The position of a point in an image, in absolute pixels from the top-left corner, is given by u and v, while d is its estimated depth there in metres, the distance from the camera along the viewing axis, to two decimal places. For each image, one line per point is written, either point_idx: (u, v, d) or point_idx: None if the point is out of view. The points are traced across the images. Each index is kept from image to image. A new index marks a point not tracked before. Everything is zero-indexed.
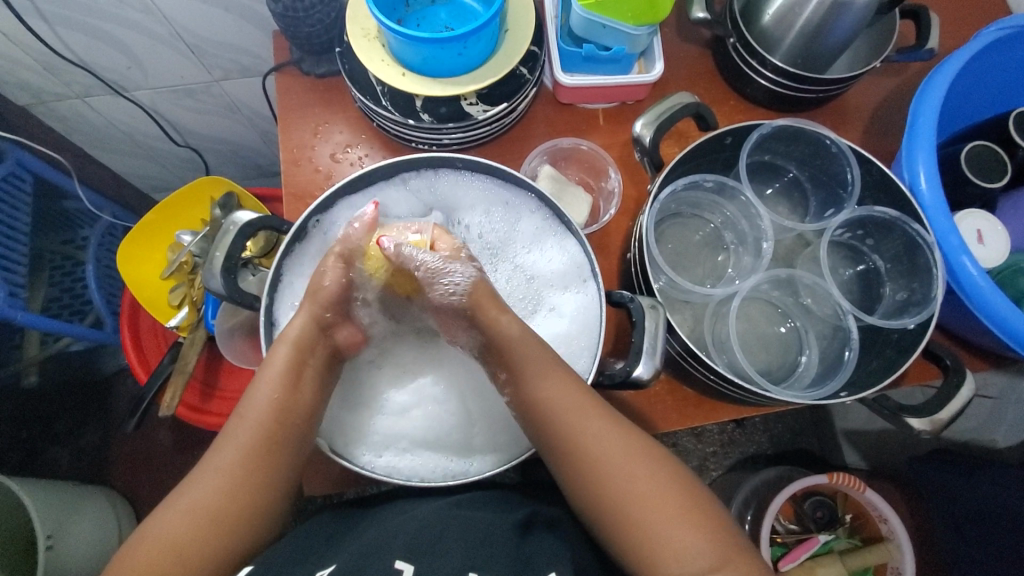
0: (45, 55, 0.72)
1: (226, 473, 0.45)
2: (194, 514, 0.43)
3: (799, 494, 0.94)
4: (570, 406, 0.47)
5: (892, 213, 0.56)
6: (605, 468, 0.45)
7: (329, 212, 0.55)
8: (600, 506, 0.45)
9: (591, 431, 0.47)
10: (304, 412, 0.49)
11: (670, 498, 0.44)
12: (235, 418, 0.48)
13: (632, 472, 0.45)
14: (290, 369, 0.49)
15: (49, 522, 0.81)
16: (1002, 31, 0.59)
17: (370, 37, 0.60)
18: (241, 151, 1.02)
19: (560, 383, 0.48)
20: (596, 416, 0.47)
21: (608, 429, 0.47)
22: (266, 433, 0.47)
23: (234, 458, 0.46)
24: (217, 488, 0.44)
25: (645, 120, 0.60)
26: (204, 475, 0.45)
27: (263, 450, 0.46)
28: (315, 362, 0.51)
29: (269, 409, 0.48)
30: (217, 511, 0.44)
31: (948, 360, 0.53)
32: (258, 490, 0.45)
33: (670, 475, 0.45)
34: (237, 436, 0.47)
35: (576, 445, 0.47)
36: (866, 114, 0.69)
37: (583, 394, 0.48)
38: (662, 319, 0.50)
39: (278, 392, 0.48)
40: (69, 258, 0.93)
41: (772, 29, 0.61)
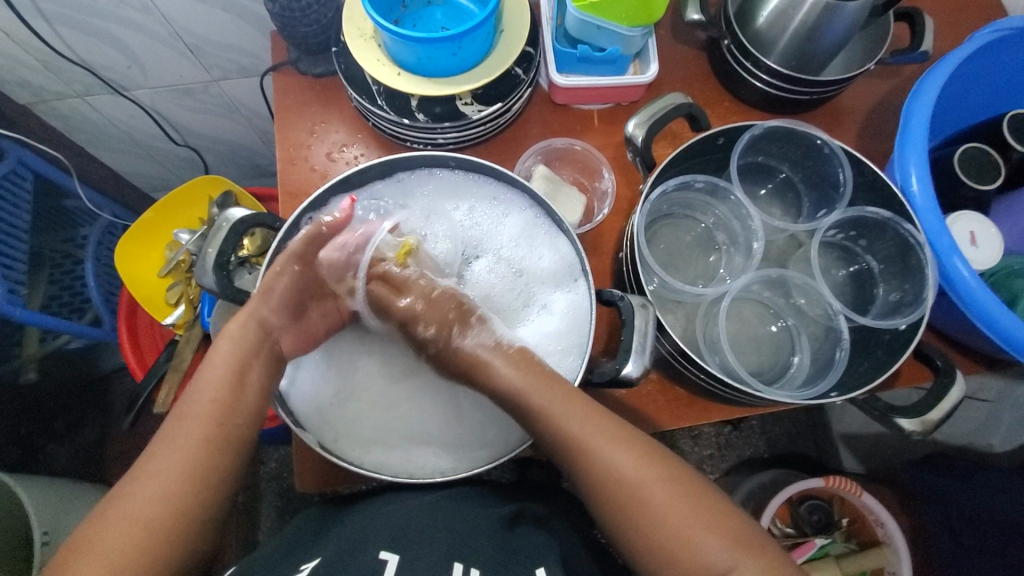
0: (46, 54, 0.72)
1: (165, 475, 0.43)
2: (132, 519, 0.42)
3: (796, 498, 0.93)
4: (571, 415, 0.47)
5: (883, 214, 0.56)
6: (615, 479, 0.45)
7: (321, 210, 0.56)
8: (614, 516, 0.45)
9: (600, 441, 0.46)
10: (249, 408, 0.48)
11: (686, 500, 0.44)
12: (175, 419, 0.46)
13: (644, 478, 0.45)
14: (235, 364, 0.49)
15: (46, 519, 0.80)
16: (996, 33, 0.59)
17: (365, 37, 0.60)
18: (241, 151, 1.02)
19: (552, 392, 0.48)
20: (597, 424, 0.47)
21: (613, 436, 0.47)
22: (209, 432, 0.46)
23: (175, 458, 0.44)
24: (158, 489, 0.43)
25: (637, 120, 0.59)
26: (141, 477, 0.43)
27: (208, 450, 0.45)
28: (260, 361, 0.51)
29: (216, 408, 0.47)
30: (161, 513, 0.42)
31: (939, 362, 0.53)
32: (202, 491, 0.44)
33: (680, 477, 0.45)
34: (177, 436, 0.45)
35: (582, 457, 0.46)
36: (860, 116, 0.69)
37: (580, 401, 0.48)
38: (652, 317, 0.50)
39: (223, 390, 0.48)
40: (69, 257, 0.93)
41: (765, 30, 0.61)
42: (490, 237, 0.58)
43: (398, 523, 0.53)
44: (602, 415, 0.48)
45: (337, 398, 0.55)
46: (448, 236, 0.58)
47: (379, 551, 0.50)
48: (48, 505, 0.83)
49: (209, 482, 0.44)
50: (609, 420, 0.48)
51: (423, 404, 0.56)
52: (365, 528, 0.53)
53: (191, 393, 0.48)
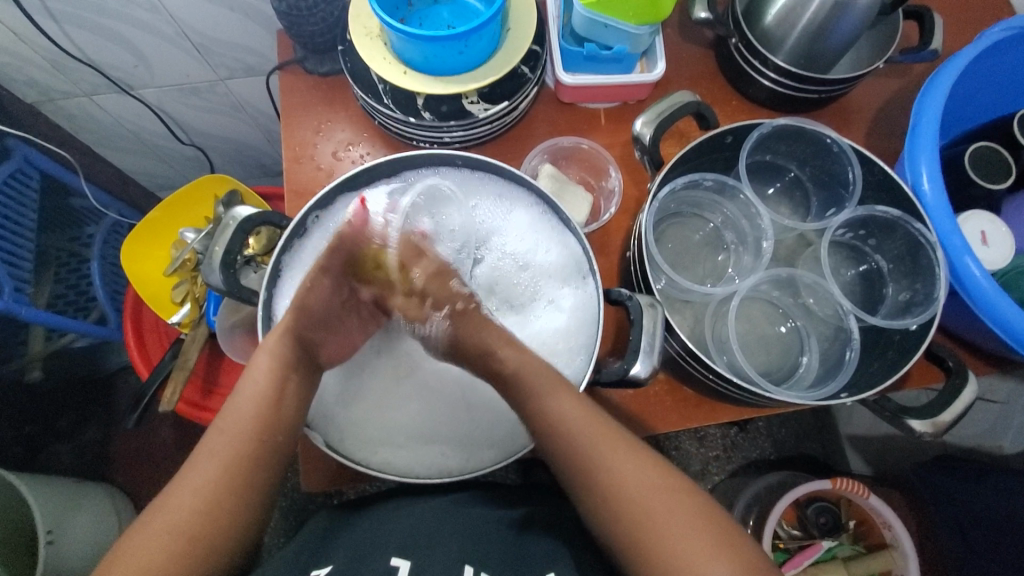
0: (51, 53, 0.72)
1: (201, 488, 0.44)
2: (168, 534, 0.42)
3: (803, 499, 0.92)
4: (576, 423, 0.47)
5: (893, 213, 0.56)
6: (622, 491, 0.45)
7: (328, 208, 0.56)
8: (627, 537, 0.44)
9: (609, 452, 0.46)
10: (285, 421, 0.48)
11: (698, 519, 0.43)
12: (212, 431, 0.47)
13: (659, 494, 0.45)
14: (270, 375, 0.48)
15: (49, 518, 0.81)
16: (1008, 31, 0.59)
17: (372, 35, 0.60)
18: (246, 150, 1.02)
19: (575, 404, 0.48)
20: (602, 435, 0.47)
21: (621, 449, 0.47)
22: (244, 446, 0.46)
23: (211, 474, 0.44)
24: (192, 502, 0.43)
25: (644, 119, 0.59)
26: (178, 490, 0.44)
27: (245, 463, 0.45)
28: (298, 375, 0.49)
29: (254, 424, 0.47)
30: (192, 531, 0.42)
31: (950, 363, 0.53)
32: (237, 505, 0.44)
33: (688, 496, 0.45)
34: (213, 450, 0.45)
35: (590, 469, 0.46)
36: (870, 115, 0.69)
37: (593, 411, 0.48)
38: (660, 317, 0.49)
39: (261, 402, 0.47)
40: (75, 256, 0.94)
41: (774, 29, 0.60)
42: (497, 234, 0.57)
43: (407, 529, 0.52)
44: (609, 427, 0.48)
45: (337, 401, 0.54)
46: (461, 235, 0.58)
47: (390, 558, 0.49)
48: (51, 503, 0.83)
49: (246, 495, 0.45)
50: (613, 432, 0.48)
51: (429, 407, 0.55)
52: (374, 535, 0.52)
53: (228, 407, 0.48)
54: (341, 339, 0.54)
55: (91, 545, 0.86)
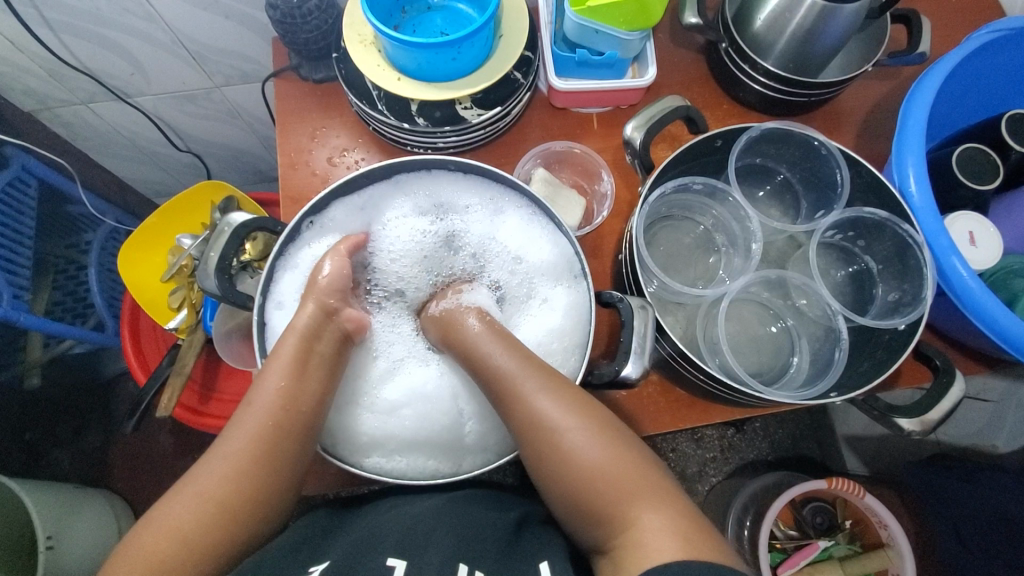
0: (49, 62, 0.73)
1: (235, 461, 0.47)
2: (202, 500, 0.45)
3: (799, 499, 0.94)
4: (529, 383, 0.48)
5: (881, 214, 0.56)
6: (574, 458, 0.46)
7: (323, 213, 0.56)
8: (562, 490, 0.47)
9: (561, 418, 0.47)
10: (312, 404, 0.50)
11: (630, 472, 0.45)
12: (244, 406, 0.50)
13: (598, 451, 0.46)
14: (297, 360, 0.51)
15: (50, 524, 0.82)
16: (994, 34, 0.59)
17: (366, 43, 0.61)
18: (243, 156, 1.03)
19: (537, 378, 0.49)
20: (553, 392, 0.48)
21: (575, 415, 0.47)
22: (274, 423, 0.48)
23: (243, 448, 0.47)
24: (228, 471, 0.46)
25: (634, 124, 0.60)
26: (213, 461, 0.47)
27: (276, 442, 0.48)
28: (322, 350, 0.53)
29: (284, 403, 0.49)
30: (225, 498, 0.46)
31: (937, 360, 0.53)
32: (268, 473, 0.47)
33: (625, 451, 0.46)
34: (244, 424, 0.49)
35: (548, 436, 0.47)
36: (859, 118, 0.69)
37: (556, 380, 0.49)
38: (651, 319, 0.50)
39: (286, 383, 0.50)
40: (73, 263, 0.95)
41: (763, 33, 0.61)
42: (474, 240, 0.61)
43: (404, 528, 0.53)
44: (573, 390, 0.49)
45: (333, 404, 0.55)
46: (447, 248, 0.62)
47: (386, 558, 0.50)
48: (50, 510, 0.84)
49: (276, 471, 0.48)
50: (572, 390, 0.49)
51: (424, 404, 0.55)
52: (374, 532, 0.53)
53: (258, 380, 0.51)
54: (353, 322, 0.56)
55: (89, 550, 0.86)
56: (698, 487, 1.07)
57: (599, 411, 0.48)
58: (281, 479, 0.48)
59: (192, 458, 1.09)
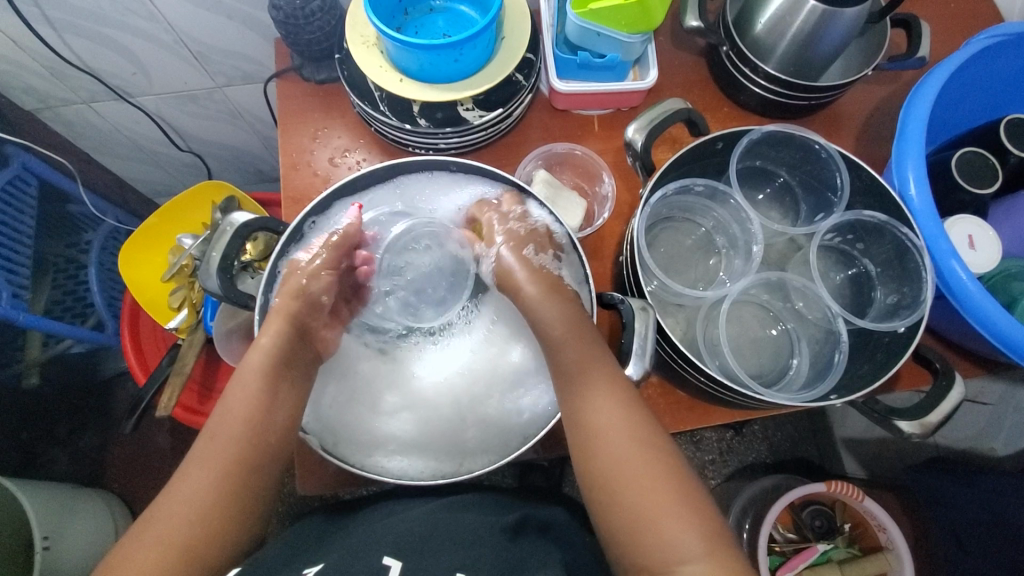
0: (52, 61, 0.73)
1: (197, 499, 0.45)
2: (164, 542, 0.44)
3: (798, 502, 0.93)
4: (585, 388, 0.49)
5: (880, 217, 0.57)
6: (615, 471, 0.46)
7: (324, 213, 0.56)
8: (598, 496, 0.47)
9: (612, 431, 0.47)
10: (278, 432, 0.49)
11: (668, 500, 0.45)
12: (205, 438, 0.49)
13: (633, 457, 0.46)
14: (264, 390, 0.50)
15: (47, 524, 0.82)
16: (993, 39, 0.60)
17: (368, 44, 0.61)
18: (244, 157, 1.03)
19: (598, 388, 0.49)
20: (608, 400, 0.48)
21: (626, 433, 0.47)
22: (237, 457, 0.47)
23: (205, 484, 0.46)
24: (191, 510, 0.45)
25: (637, 126, 0.59)
26: (173, 499, 0.46)
27: (252, 455, 0.48)
28: (291, 377, 0.52)
29: (254, 418, 0.49)
30: (187, 539, 0.44)
31: (937, 364, 0.54)
32: (232, 510, 0.46)
33: (662, 461, 0.46)
34: (205, 459, 0.47)
35: (593, 446, 0.47)
36: (858, 121, 0.70)
37: (614, 391, 0.49)
38: (653, 320, 0.49)
39: (252, 414, 0.49)
40: (72, 262, 0.94)
41: (764, 37, 0.61)
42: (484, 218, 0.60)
43: (402, 532, 0.53)
44: (628, 401, 0.48)
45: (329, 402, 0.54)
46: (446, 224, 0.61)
47: (383, 556, 0.50)
48: (48, 510, 0.83)
49: (240, 506, 0.47)
50: (632, 405, 0.48)
51: (428, 409, 0.56)
52: (372, 536, 0.53)
53: (220, 409, 0.50)
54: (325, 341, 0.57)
55: (86, 549, 0.86)
56: None
57: (646, 432, 0.48)
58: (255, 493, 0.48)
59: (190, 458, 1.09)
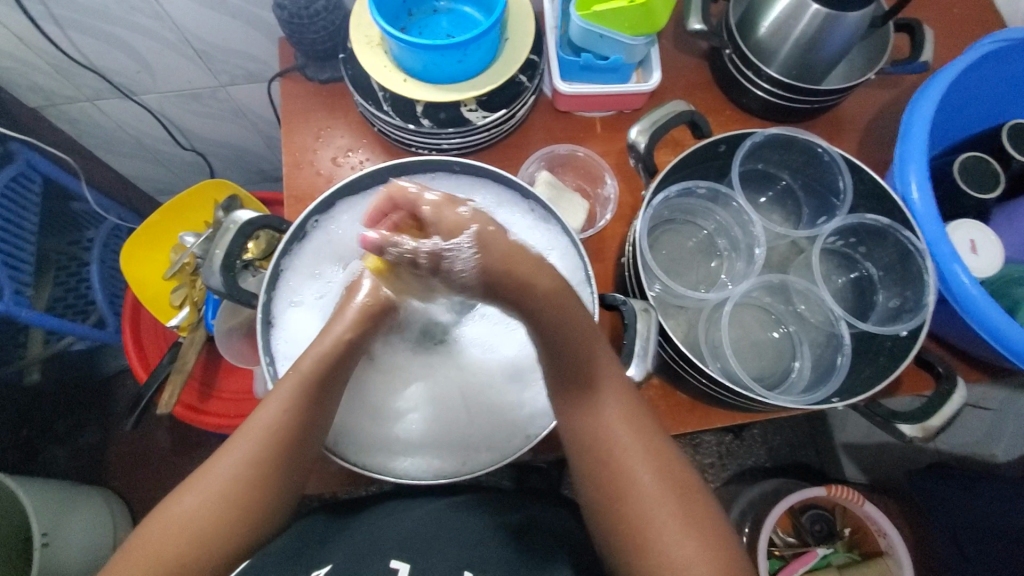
0: (57, 58, 0.73)
1: (237, 478, 0.45)
2: (205, 512, 0.44)
3: (798, 506, 0.93)
4: (597, 394, 0.48)
5: (882, 221, 0.57)
6: (621, 480, 0.46)
7: (328, 213, 0.56)
8: (602, 500, 0.46)
9: (622, 440, 0.47)
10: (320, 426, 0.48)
11: (674, 511, 0.44)
12: (253, 420, 0.47)
13: (645, 470, 0.46)
14: (307, 387, 0.47)
15: (45, 521, 0.81)
16: (996, 44, 0.60)
17: (372, 44, 0.61)
18: (247, 156, 1.04)
19: (612, 397, 0.48)
20: (619, 407, 0.48)
21: (639, 446, 0.47)
22: (280, 446, 0.46)
23: (245, 467, 0.45)
24: (229, 488, 0.45)
25: (640, 127, 0.59)
26: (216, 472, 0.45)
27: (281, 455, 0.46)
28: (332, 383, 0.48)
29: (283, 420, 0.46)
30: (223, 517, 0.44)
31: (940, 368, 0.53)
32: (269, 495, 0.46)
33: (670, 473, 0.46)
34: (249, 440, 0.46)
35: (603, 452, 0.47)
36: (860, 125, 0.70)
37: (629, 404, 0.48)
38: (654, 322, 0.50)
39: (299, 407, 0.47)
40: (74, 259, 0.94)
41: (767, 40, 0.61)
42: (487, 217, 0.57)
43: (404, 534, 0.54)
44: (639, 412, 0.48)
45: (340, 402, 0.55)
46: None
47: (390, 559, 0.51)
48: (47, 507, 0.83)
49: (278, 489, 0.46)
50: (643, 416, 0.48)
51: (433, 408, 0.55)
52: (375, 535, 0.54)
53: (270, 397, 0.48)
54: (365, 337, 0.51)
55: (83, 546, 0.86)
56: None
57: (656, 443, 0.48)
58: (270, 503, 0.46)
59: (190, 456, 1.09)
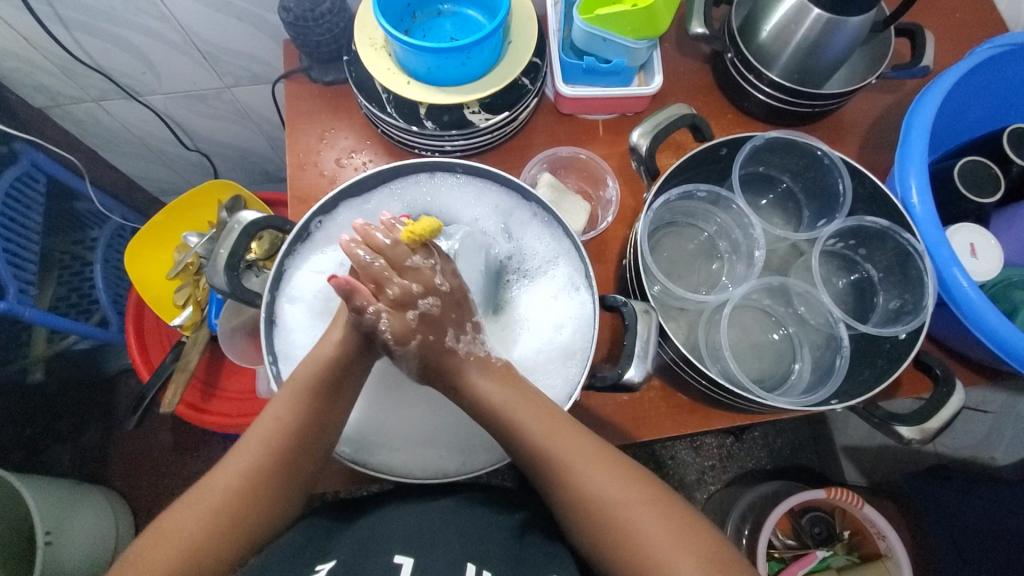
0: (64, 60, 0.74)
1: (240, 479, 0.45)
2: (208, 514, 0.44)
3: (797, 509, 0.94)
4: (524, 420, 0.47)
5: (882, 223, 0.57)
6: (582, 495, 0.45)
7: (331, 213, 0.57)
8: (572, 512, 0.46)
9: (566, 456, 0.47)
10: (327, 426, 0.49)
11: (642, 511, 0.44)
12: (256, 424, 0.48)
13: (601, 478, 0.46)
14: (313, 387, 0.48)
15: (49, 518, 0.82)
16: (996, 49, 0.60)
17: (376, 46, 0.62)
18: (251, 157, 1.04)
19: (543, 419, 0.48)
20: (550, 428, 0.47)
21: (588, 457, 0.47)
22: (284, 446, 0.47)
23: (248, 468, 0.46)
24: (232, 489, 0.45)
25: (641, 130, 0.60)
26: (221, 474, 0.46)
27: (285, 456, 0.47)
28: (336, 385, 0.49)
29: (287, 419, 0.47)
30: (228, 518, 0.44)
31: (937, 370, 0.54)
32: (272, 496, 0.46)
33: (629, 475, 0.46)
34: (254, 442, 0.47)
35: (557, 474, 0.47)
36: (861, 129, 0.70)
37: (560, 420, 0.48)
38: (654, 323, 0.51)
39: (304, 406, 0.48)
40: (78, 259, 0.95)
41: (768, 44, 0.61)
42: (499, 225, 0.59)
43: (408, 531, 0.53)
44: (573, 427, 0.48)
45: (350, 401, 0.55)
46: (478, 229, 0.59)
47: (394, 554, 0.51)
48: (51, 506, 0.84)
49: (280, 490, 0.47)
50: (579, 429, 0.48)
51: (437, 407, 0.56)
52: (377, 531, 0.54)
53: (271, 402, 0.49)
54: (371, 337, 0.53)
55: (86, 545, 0.86)
56: (697, 495, 1.07)
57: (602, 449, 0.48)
58: (268, 507, 0.46)
59: (192, 455, 1.09)
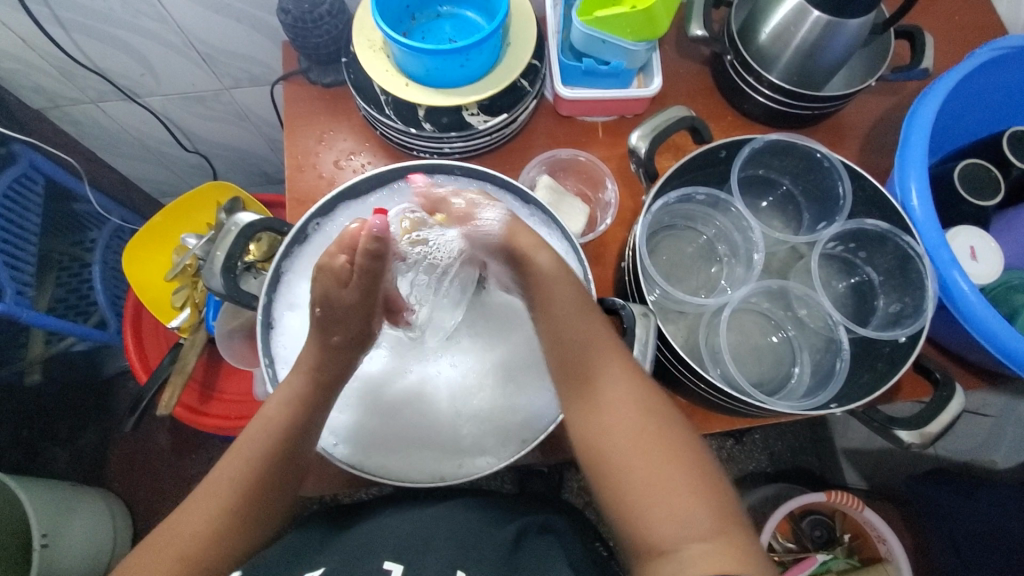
0: (63, 61, 0.74)
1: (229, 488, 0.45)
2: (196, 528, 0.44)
3: (798, 512, 0.93)
4: (592, 361, 0.49)
5: (882, 226, 0.57)
6: (610, 440, 0.46)
7: (328, 215, 0.56)
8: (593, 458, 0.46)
9: (616, 400, 0.47)
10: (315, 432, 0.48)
11: (671, 469, 0.43)
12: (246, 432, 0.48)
13: (640, 431, 0.45)
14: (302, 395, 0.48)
15: (45, 521, 0.81)
16: (996, 51, 0.60)
17: (374, 48, 0.62)
18: (250, 159, 1.04)
19: (610, 363, 0.48)
20: (613, 373, 0.48)
21: (637, 407, 0.47)
22: (272, 455, 0.46)
23: (235, 477, 0.45)
24: (220, 500, 0.45)
25: (640, 133, 0.59)
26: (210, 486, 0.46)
27: (272, 465, 0.46)
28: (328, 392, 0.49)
29: (275, 428, 0.47)
30: (217, 529, 0.44)
31: (937, 374, 0.54)
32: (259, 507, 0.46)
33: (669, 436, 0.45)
34: (242, 451, 0.47)
35: (597, 416, 0.47)
36: (861, 132, 0.70)
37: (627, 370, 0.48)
38: (654, 326, 0.50)
39: (293, 414, 0.47)
40: (77, 260, 0.95)
41: (768, 46, 0.61)
42: None
43: (401, 540, 0.53)
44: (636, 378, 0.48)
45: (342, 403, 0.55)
46: None
47: (383, 561, 0.51)
48: (48, 508, 0.83)
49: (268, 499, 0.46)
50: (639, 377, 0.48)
51: (434, 408, 0.55)
52: (373, 536, 0.54)
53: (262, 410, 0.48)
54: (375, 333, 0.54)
55: (81, 548, 0.86)
56: None
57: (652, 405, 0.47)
58: (259, 517, 0.46)
59: (190, 457, 1.09)
